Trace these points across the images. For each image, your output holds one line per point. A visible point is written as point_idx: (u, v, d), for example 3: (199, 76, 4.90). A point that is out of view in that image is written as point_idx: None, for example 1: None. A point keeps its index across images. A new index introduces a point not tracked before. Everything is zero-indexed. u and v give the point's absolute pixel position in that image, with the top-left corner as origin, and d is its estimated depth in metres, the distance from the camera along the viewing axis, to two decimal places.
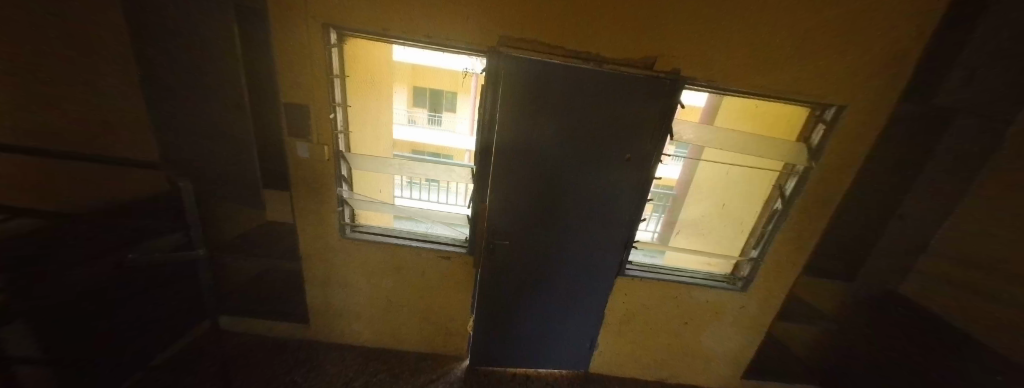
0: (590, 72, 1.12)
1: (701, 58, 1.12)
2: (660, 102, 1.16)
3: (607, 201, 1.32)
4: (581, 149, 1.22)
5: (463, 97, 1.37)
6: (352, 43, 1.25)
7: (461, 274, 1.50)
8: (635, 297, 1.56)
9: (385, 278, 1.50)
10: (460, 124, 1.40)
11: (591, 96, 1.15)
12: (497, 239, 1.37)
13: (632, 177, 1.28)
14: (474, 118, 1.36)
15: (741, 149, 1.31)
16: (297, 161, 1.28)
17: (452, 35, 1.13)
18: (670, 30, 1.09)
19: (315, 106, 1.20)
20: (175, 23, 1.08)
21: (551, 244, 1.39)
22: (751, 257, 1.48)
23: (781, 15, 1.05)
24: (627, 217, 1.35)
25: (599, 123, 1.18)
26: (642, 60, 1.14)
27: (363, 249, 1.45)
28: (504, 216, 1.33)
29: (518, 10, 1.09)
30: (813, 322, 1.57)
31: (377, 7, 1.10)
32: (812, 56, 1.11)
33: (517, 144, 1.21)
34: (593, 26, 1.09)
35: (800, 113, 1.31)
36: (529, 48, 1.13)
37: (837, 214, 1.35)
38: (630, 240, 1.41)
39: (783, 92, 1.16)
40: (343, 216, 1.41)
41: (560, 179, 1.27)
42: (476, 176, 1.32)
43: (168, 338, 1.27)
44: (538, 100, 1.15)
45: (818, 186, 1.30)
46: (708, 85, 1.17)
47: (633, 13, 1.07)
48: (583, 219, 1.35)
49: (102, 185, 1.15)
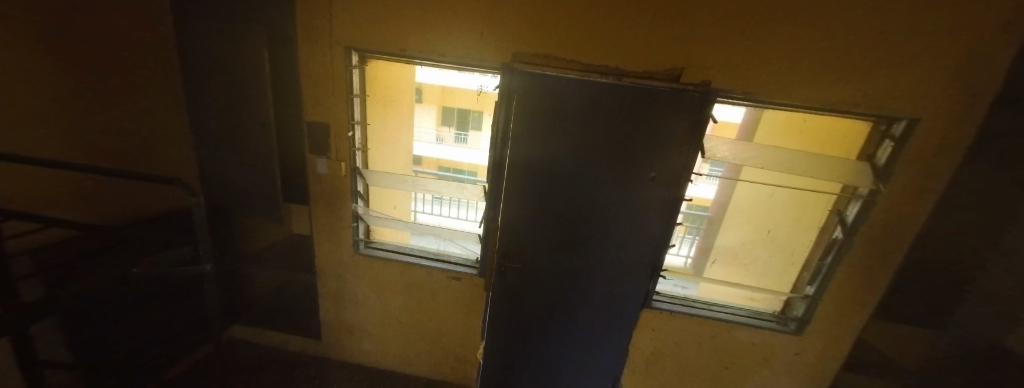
0: (609, 86, 1.05)
1: (735, 68, 1.01)
2: (687, 116, 1.06)
3: (629, 222, 1.20)
4: (599, 166, 1.14)
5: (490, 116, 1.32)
6: (373, 65, 1.31)
7: (472, 296, 1.43)
8: (665, 333, 1.38)
9: (396, 297, 1.46)
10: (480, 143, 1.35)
11: (611, 111, 1.07)
12: (510, 261, 1.29)
13: (657, 198, 1.16)
14: None
15: (785, 168, 1.15)
16: (317, 177, 1.31)
17: (466, 54, 1.13)
18: (697, 40, 1.00)
19: (335, 124, 1.24)
20: (215, 51, 1.19)
21: (566, 269, 1.29)
22: (806, 295, 1.27)
23: (827, 20, 0.94)
24: (652, 241, 1.22)
25: (618, 138, 1.10)
26: (667, 72, 1.05)
27: (375, 265, 1.43)
28: (517, 236, 1.26)
29: (531, 25, 1.06)
30: (888, 378, 1.30)
31: (396, 30, 1.13)
32: (870, 63, 0.96)
33: (529, 161, 1.15)
34: (611, 38, 1.04)
35: (857, 129, 1.16)
36: (543, 63, 1.10)
37: (914, 247, 1.13)
38: (656, 267, 1.27)
39: (837, 104, 1.02)
40: (358, 232, 1.41)
41: (577, 200, 1.19)
42: (489, 194, 1.27)
43: (185, 348, 1.31)
44: (551, 115, 1.09)
45: (885, 213, 1.11)
46: (744, 98, 1.06)
47: (656, 25, 1.00)
48: (602, 242, 1.23)
49: (138, 202, 1.28)
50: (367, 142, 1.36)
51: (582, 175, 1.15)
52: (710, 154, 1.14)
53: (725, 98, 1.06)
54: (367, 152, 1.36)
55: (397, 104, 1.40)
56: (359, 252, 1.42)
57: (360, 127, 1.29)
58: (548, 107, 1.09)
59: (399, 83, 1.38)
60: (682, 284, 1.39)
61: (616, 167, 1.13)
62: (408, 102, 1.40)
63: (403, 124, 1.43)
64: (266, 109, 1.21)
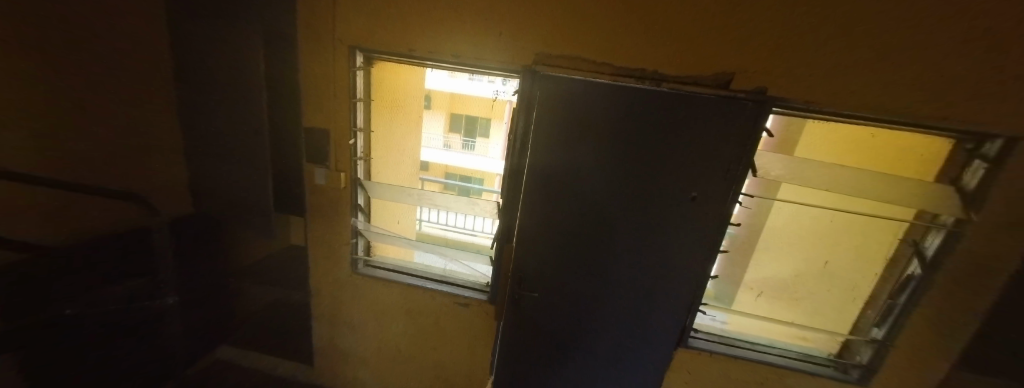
0: (646, 92, 0.91)
1: (797, 73, 0.86)
2: (738, 128, 0.91)
3: (664, 248, 1.04)
4: (631, 184, 0.99)
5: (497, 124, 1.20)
6: (379, 67, 1.19)
7: (481, 324, 1.27)
8: (701, 375, 1.20)
9: (395, 321, 1.32)
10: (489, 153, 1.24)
11: (647, 121, 0.93)
12: (526, 289, 1.13)
13: (698, 222, 1.00)
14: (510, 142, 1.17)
15: (853, 191, 0.98)
16: (314, 188, 1.19)
17: (481, 55, 1.01)
18: (753, 40, 0.85)
19: (336, 131, 1.12)
20: (210, 51, 1.09)
21: (589, 301, 1.13)
22: (873, 339, 1.08)
23: (918, 17, 0.78)
24: (691, 271, 1.05)
25: (654, 152, 0.95)
26: (715, 77, 0.90)
27: (374, 286, 1.29)
28: (534, 261, 1.11)
29: (556, 23, 0.93)
30: None
31: (404, 28, 1.02)
32: (971, 68, 0.79)
33: (550, 177, 1.01)
34: (650, 38, 0.90)
35: (937, 147, 0.99)
36: (569, 66, 0.97)
37: (1015, 289, 0.93)
38: (695, 300, 1.10)
39: (924, 117, 0.85)
40: (357, 249, 1.28)
41: (604, 222, 1.04)
42: (503, 212, 1.13)
43: None
44: (577, 125, 0.95)
45: (978, 248, 0.93)
46: (807, 108, 0.90)
47: (705, 22, 0.86)
48: (632, 271, 1.07)
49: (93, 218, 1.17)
50: (371, 151, 1.23)
51: (611, 193, 1.00)
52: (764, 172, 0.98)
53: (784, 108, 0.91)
54: (370, 162, 1.23)
55: (405, 110, 1.31)
56: (358, 271, 1.28)
57: (363, 134, 1.17)
58: (574, 116, 0.95)
59: (409, 89, 1.29)
60: (723, 319, 1.21)
61: (651, 185, 0.98)
62: (418, 108, 1.32)
63: (411, 133, 1.34)
64: (259, 113, 1.10)
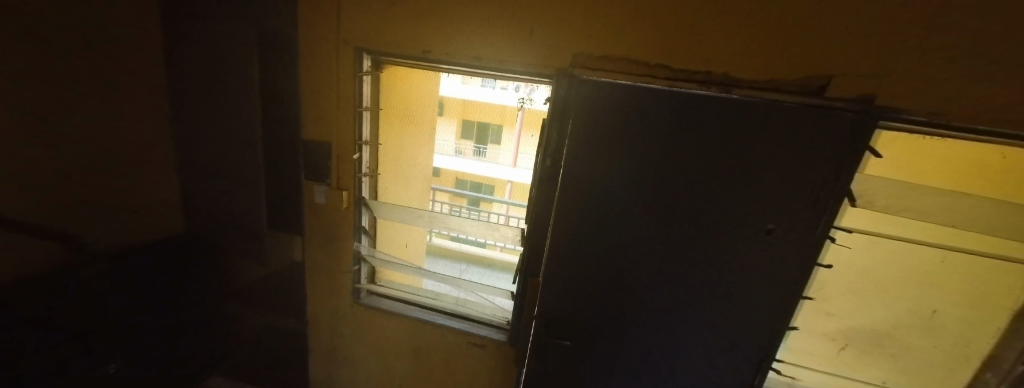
0: (717, 101, 0.72)
1: (920, 76, 0.66)
2: (835, 147, 0.72)
3: (730, 293, 0.84)
4: (690, 213, 0.80)
5: (508, 132, 1.10)
6: (389, 72, 1.07)
7: (498, 369, 1.09)
8: None
9: (401, 360, 1.16)
10: (501, 162, 1.13)
11: (718, 137, 0.74)
12: (555, 335, 0.95)
13: (775, 262, 0.80)
14: (519, 154, 1.08)
15: (967, 226, 0.78)
16: (314, 208, 1.06)
17: (508, 57, 0.85)
18: (864, 34, 0.66)
19: (338, 144, 0.98)
20: None
21: (632, 354, 0.93)
22: None
23: None
24: (764, 323, 0.85)
25: (723, 175, 0.76)
26: (803, 82, 0.72)
27: (378, 320, 1.14)
28: (565, 302, 0.93)
29: (602, 17, 0.76)
30: None
31: (419, 26, 0.87)
32: None
33: (588, 203, 0.84)
34: (721, 33, 0.72)
35: None
36: (614, 68, 0.80)
37: None
38: (771, 359, 0.88)
39: None
40: (359, 277, 1.13)
41: (655, 258, 0.85)
42: (527, 240, 0.97)
43: None
44: (622, 141, 0.78)
45: None
46: (929, 122, 0.69)
47: (797, 12, 0.67)
48: (689, 318, 0.87)
49: None
50: (377, 166, 1.10)
51: (661, 224, 0.82)
52: (863, 202, 0.78)
53: (898, 121, 0.70)
54: (375, 178, 1.10)
55: (417, 119, 1.18)
56: (361, 301, 1.13)
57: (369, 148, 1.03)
58: (621, 130, 0.77)
59: (422, 97, 1.15)
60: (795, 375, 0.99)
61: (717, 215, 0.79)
62: (432, 117, 1.18)
63: (426, 148, 1.22)
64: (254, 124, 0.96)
